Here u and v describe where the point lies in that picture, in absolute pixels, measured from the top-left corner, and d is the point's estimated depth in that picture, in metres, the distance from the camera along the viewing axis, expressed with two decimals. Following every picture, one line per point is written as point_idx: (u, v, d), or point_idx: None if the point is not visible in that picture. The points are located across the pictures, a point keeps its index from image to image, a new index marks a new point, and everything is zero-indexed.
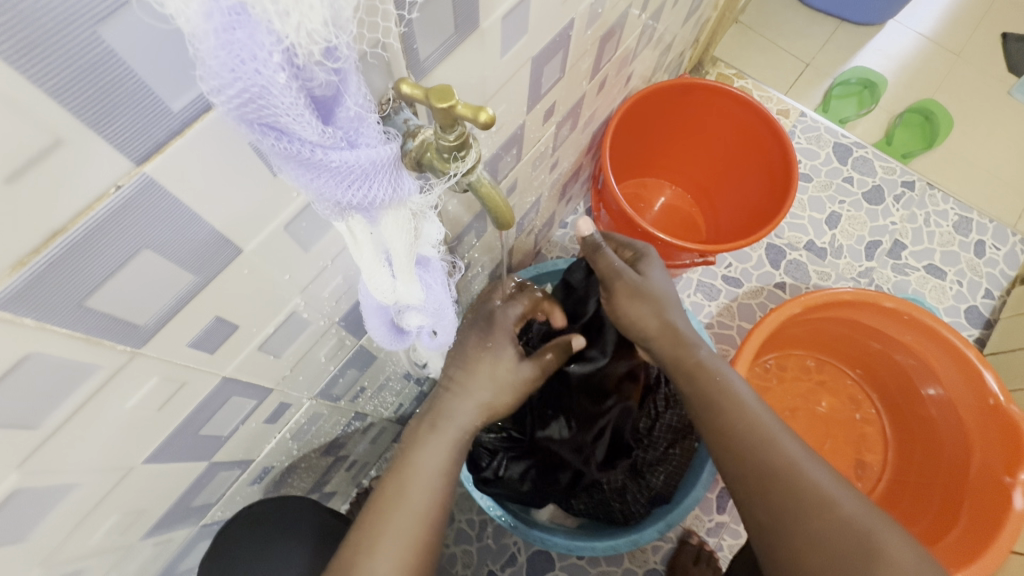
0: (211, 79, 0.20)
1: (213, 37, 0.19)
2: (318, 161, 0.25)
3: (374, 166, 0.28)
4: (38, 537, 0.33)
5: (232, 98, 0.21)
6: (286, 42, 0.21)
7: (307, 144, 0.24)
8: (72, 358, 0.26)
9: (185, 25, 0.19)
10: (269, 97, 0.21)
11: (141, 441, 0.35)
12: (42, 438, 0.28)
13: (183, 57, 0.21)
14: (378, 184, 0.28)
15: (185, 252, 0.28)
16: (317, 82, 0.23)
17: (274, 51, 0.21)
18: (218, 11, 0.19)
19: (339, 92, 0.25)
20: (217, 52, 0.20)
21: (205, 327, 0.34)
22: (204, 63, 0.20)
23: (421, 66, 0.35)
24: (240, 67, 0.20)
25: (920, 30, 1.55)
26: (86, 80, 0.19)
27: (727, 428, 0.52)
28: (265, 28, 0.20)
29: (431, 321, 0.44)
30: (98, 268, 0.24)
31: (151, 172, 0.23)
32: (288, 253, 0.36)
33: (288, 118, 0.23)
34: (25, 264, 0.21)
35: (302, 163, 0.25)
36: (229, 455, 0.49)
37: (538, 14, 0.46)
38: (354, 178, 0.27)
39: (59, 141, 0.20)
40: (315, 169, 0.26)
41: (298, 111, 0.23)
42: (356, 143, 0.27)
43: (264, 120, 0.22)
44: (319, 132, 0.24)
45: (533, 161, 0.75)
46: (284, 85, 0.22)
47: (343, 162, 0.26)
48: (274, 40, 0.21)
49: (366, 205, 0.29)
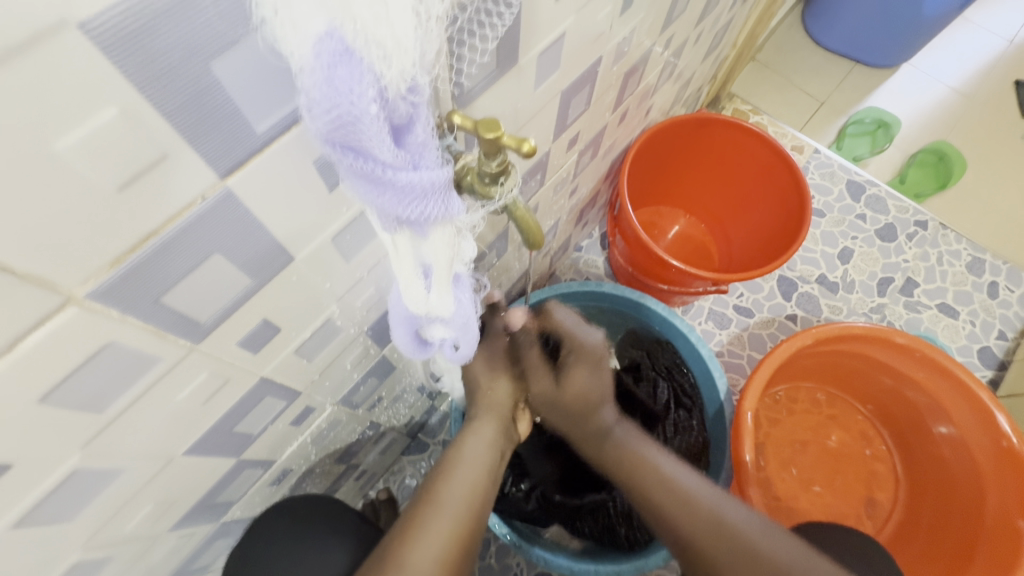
0: (316, 104, 0.23)
1: (327, 66, 0.22)
2: (385, 179, 0.27)
3: (431, 188, 0.29)
4: (84, 521, 0.35)
5: (330, 121, 0.23)
6: (381, 78, 0.24)
7: (381, 164, 0.26)
8: (142, 350, 0.29)
9: (302, 59, 0.22)
10: (360, 123, 0.24)
11: (185, 432, 0.38)
12: (104, 424, 0.30)
13: (260, 86, 0.24)
14: (433, 204, 0.30)
15: (248, 257, 0.31)
16: (398, 112, 0.26)
17: (371, 87, 0.23)
18: (333, 50, 0.22)
19: (412, 121, 0.28)
20: (326, 82, 0.22)
21: (253, 328, 0.36)
22: (311, 90, 0.23)
23: (465, 96, 0.38)
24: (341, 96, 0.23)
25: (936, 75, 1.59)
26: (192, 107, 0.22)
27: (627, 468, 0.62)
28: (367, 66, 0.23)
29: (457, 334, 0.45)
30: (177, 267, 0.27)
31: (231, 186, 0.26)
32: (332, 264, 0.39)
33: (371, 141, 0.25)
34: (120, 262, 0.24)
35: (371, 181, 0.27)
36: (255, 454, 0.51)
37: (570, 52, 0.50)
38: (417, 196, 0.29)
39: (164, 156, 0.22)
40: (381, 186, 0.28)
41: (381, 136, 0.25)
42: (420, 165, 0.29)
43: (351, 141, 0.25)
44: (393, 154, 0.27)
45: (555, 186, 0.78)
46: (375, 116, 0.24)
47: (408, 181, 0.28)
48: (373, 78, 0.23)
49: (418, 221, 0.31)
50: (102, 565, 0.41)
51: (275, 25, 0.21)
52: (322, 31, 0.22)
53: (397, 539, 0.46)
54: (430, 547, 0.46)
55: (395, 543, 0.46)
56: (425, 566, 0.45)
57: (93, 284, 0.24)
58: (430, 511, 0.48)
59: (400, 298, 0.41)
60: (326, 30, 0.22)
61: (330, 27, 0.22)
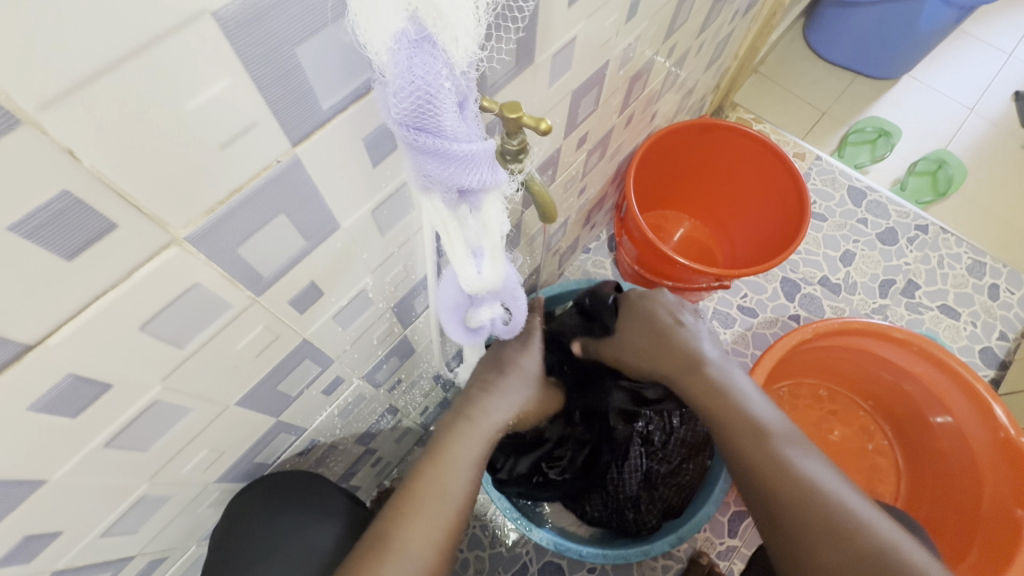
0: (399, 76, 0.28)
1: (408, 47, 0.28)
2: (447, 149, 0.31)
3: (482, 157, 0.33)
4: (152, 454, 0.40)
5: (409, 91, 0.28)
6: (449, 61, 0.29)
7: (446, 133, 0.30)
8: (217, 294, 0.34)
9: (387, 42, 0.27)
10: (433, 96, 0.29)
11: (239, 381, 0.43)
12: (181, 358, 0.35)
13: (331, 69, 0.29)
14: (487, 174, 0.34)
15: (305, 221, 0.36)
16: (459, 92, 0.31)
17: (441, 66, 0.29)
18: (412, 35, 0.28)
19: (466, 103, 0.32)
20: (407, 58, 0.28)
21: (301, 289, 0.41)
22: (393, 68, 0.28)
23: (487, 90, 0.44)
24: (418, 73, 0.28)
25: (954, 97, 1.62)
26: (280, 83, 0.27)
27: (724, 418, 0.62)
28: (439, 51, 0.29)
29: (501, 307, 0.49)
30: (251, 223, 0.32)
31: (299, 153, 0.31)
32: (370, 235, 0.44)
33: (444, 109, 0.30)
34: (213, 211, 0.29)
35: (436, 152, 0.31)
36: (291, 418, 0.56)
37: (581, 54, 0.55)
38: (471, 165, 0.32)
39: (254, 124, 0.27)
40: (445, 157, 0.31)
41: (448, 106, 0.30)
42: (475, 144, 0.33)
43: (429, 109, 0.29)
44: (456, 124, 0.31)
45: (565, 183, 0.83)
46: (444, 87, 0.29)
47: (468, 150, 0.31)
48: (443, 58, 0.29)
49: (475, 193, 0.35)
50: (160, 505, 0.46)
51: (358, 26, 0.27)
52: (405, 19, 0.27)
53: (395, 519, 0.50)
54: (431, 527, 0.49)
55: (397, 523, 0.49)
56: (431, 538, 0.49)
57: (191, 228, 0.29)
58: (428, 494, 0.51)
59: (451, 282, 0.45)
60: (407, 17, 0.27)
61: (410, 16, 0.27)
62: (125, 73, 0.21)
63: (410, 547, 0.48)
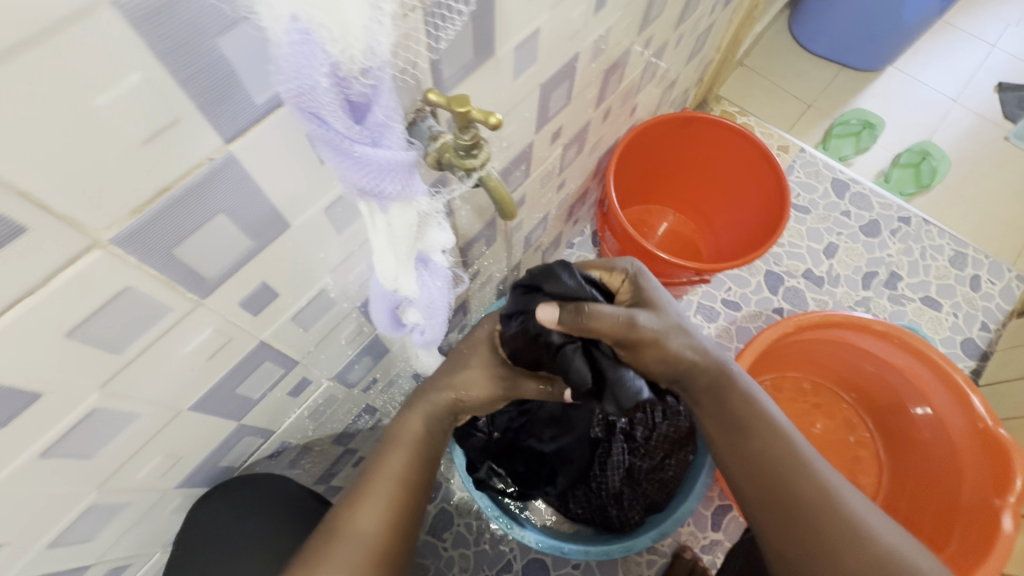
0: (280, 74, 0.27)
1: (286, 45, 0.26)
2: (345, 149, 0.32)
3: (388, 165, 0.34)
4: (99, 461, 0.39)
5: (291, 89, 0.28)
6: (334, 59, 0.27)
7: (338, 133, 0.31)
8: (155, 298, 0.33)
9: (271, 34, 0.25)
10: (315, 94, 0.28)
11: (191, 386, 0.42)
12: (121, 364, 0.34)
13: (260, 62, 0.28)
14: (388, 179, 0.35)
15: (248, 221, 0.35)
16: (354, 90, 0.30)
17: (324, 65, 0.27)
18: (293, 31, 0.25)
19: (372, 102, 0.31)
20: (287, 57, 0.26)
21: (252, 290, 0.40)
22: (277, 62, 0.27)
23: (444, 84, 0.43)
24: (296, 72, 0.27)
25: (938, 89, 1.62)
26: (202, 77, 0.26)
27: (742, 425, 0.58)
28: (323, 48, 0.27)
29: (426, 318, 0.51)
30: (186, 224, 0.31)
31: (234, 150, 0.30)
32: (325, 234, 0.43)
33: (326, 112, 0.29)
34: (139, 212, 0.28)
35: (333, 148, 0.32)
36: (256, 421, 0.55)
37: (546, 46, 0.54)
38: (372, 169, 0.33)
39: (177, 120, 0.26)
40: (342, 155, 0.32)
41: (333, 108, 0.29)
42: (378, 142, 0.33)
43: (309, 111, 0.29)
44: (348, 126, 0.31)
45: (541, 178, 0.82)
46: (326, 88, 0.28)
47: (364, 154, 0.32)
48: (327, 58, 0.27)
49: (380, 194, 0.36)
50: (115, 513, 0.45)
51: (254, 7, 0.25)
52: (284, 15, 0.25)
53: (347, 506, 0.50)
54: (374, 508, 0.50)
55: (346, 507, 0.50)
56: (373, 516, 0.49)
57: (116, 230, 0.28)
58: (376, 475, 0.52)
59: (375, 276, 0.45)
60: (287, 16, 0.25)
61: (292, 12, 0.25)
62: (17, 68, 0.20)
63: (355, 529, 0.48)
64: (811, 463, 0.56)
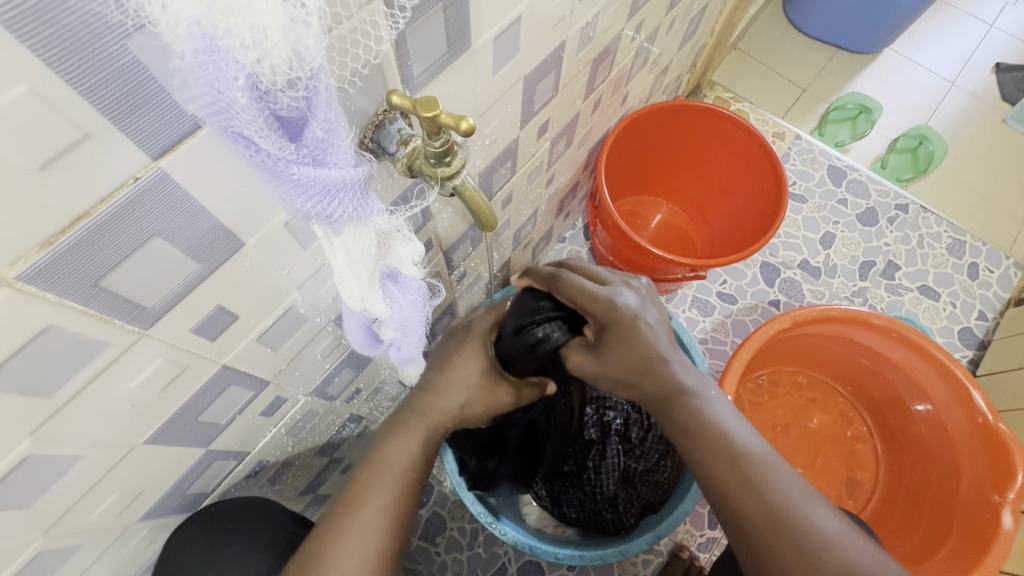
0: (188, 90, 0.23)
1: (191, 57, 0.22)
2: (283, 172, 0.28)
3: (336, 184, 0.31)
4: (41, 508, 0.35)
5: (205, 108, 0.24)
6: (250, 70, 0.23)
7: (271, 156, 0.27)
8: (86, 334, 0.29)
9: (172, 44, 0.21)
10: (233, 113, 0.24)
11: (144, 419, 0.38)
12: (54, 408, 0.31)
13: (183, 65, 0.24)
14: (338, 198, 0.32)
15: (192, 242, 0.31)
16: (282, 105, 0.26)
17: (240, 76, 0.23)
18: (197, 38, 0.21)
19: (307, 116, 0.27)
20: (195, 69, 0.22)
21: (207, 314, 0.36)
22: (183, 75, 0.23)
23: (414, 82, 0.39)
24: (208, 86, 0.23)
25: (935, 70, 1.58)
26: (110, 84, 0.22)
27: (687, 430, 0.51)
28: (233, 57, 0.22)
29: (401, 334, 0.48)
30: (112, 252, 0.27)
31: (166, 167, 0.26)
32: (287, 250, 0.39)
33: (251, 132, 0.25)
34: (51, 243, 0.24)
35: (268, 172, 0.28)
36: (225, 445, 0.51)
37: (528, 36, 0.50)
38: (317, 190, 0.30)
39: (88, 136, 0.22)
40: (279, 178, 0.29)
41: (258, 127, 0.25)
42: (320, 160, 0.30)
43: (232, 131, 0.25)
44: (281, 147, 0.27)
45: (528, 174, 0.78)
46: (245, 105, 0.24)
47: (305, 176, 0.29)
48: (240, 68, 0.23)
49: (330, 217, 0.32)
50: (68, 556, 0.42)
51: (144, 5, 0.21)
52: (183, 18, 0.21)
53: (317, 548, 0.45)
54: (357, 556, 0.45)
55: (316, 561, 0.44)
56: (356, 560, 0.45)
57: (23, 266, 0.24)
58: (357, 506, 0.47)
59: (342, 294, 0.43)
60: (187, 19, 0.21)
61: (191, 15, 0.21)
62: None
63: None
64: (747, 464, 0.48)
